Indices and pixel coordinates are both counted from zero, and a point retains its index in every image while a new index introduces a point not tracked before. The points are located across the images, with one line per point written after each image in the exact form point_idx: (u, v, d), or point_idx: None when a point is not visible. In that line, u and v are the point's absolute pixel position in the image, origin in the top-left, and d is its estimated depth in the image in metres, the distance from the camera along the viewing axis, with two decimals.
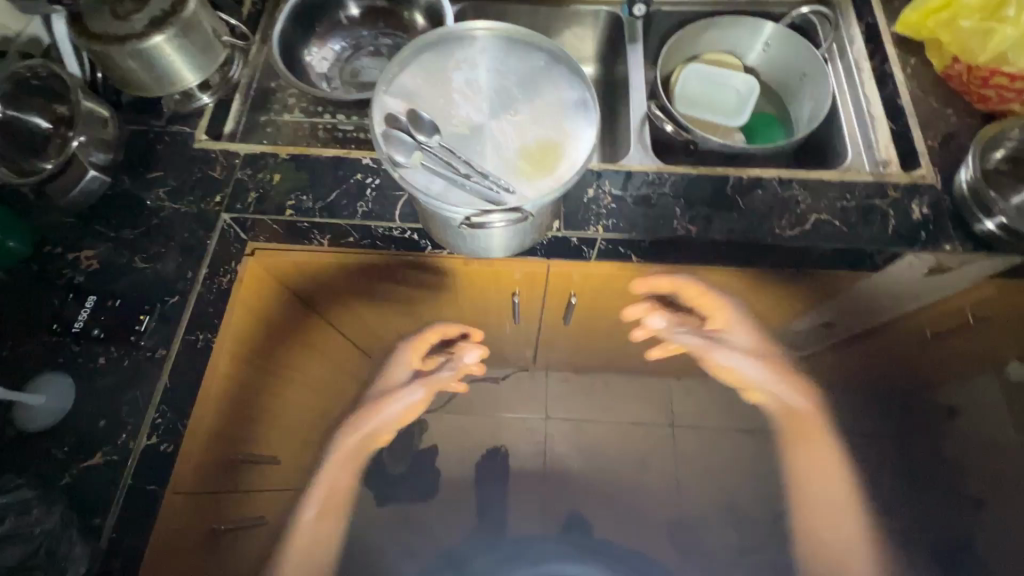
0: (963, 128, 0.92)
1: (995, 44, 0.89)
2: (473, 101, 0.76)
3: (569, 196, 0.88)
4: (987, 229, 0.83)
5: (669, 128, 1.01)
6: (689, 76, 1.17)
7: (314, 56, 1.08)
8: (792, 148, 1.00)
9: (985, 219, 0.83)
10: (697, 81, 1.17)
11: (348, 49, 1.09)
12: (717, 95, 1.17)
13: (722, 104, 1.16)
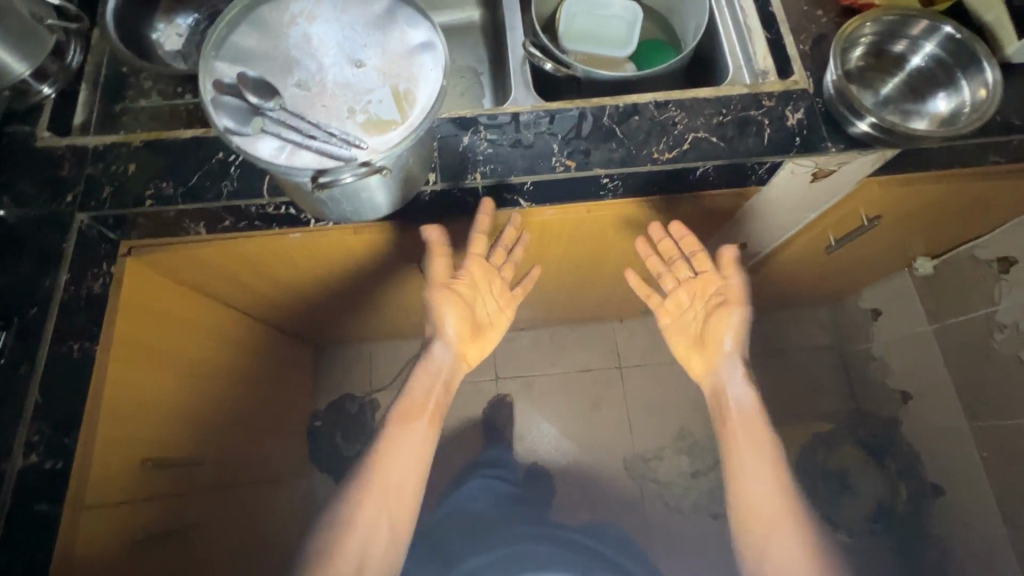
0: (833, 29, 0.92)
1: None
2: (313, 58, 0.72)
3: (444, 148, 0.85)
4: (861, 130, 0.82)
5: (549, 67, 0.95)
6: (570, 8, 1.13)
7: (165, 33, 0.97)
8: (678, 67, 0.97)
9: (856, 120, 0.82)
10: (578, 13, 1.13)
11: (203, 21, 0.98)
12: (602, 25, 1.13)
13: (609, 35, 1.13)
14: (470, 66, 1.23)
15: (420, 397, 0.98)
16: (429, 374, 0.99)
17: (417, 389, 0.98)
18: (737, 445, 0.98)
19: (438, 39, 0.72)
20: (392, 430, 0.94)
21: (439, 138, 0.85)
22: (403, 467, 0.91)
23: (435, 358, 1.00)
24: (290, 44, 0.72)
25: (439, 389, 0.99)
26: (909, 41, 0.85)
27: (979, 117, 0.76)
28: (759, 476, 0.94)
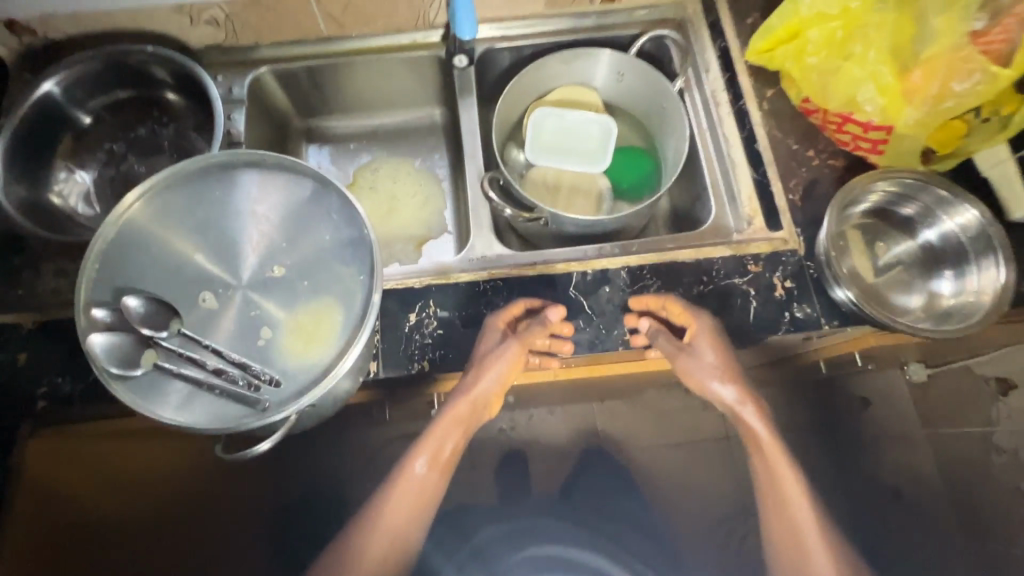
0: (826, 176, 0.82)
1: (842, 76, 0.73)
2: (219, 260, 0.61)
3: (387, 329, 0.74)
4: (841, 299, 0.73)
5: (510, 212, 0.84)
6: (541, 121, 1.02)
7: (63, 190, 0.85)
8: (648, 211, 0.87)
9: (837, 286, 0.73)
10: (550, 125, 1.02)
11: (110, 167, 0.88)
12: (572, 144, 1.02)
13: (579, 157, 1.02)
14: (429, 172, 1.12)
15: (437, 429, 0.80)
16: (451, 419, 0.80)
17: (438, 430, 0.80)
18: (775, 467, 0.79)
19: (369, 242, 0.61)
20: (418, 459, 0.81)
21: (382, 314, 0.75)
22: (415, 485, 0.80)
23: (456, 404, 0.80)
24: (192, 243, 0.61)
25: (456, 426, 0.81)
26: (920, 205, 0.77)
27: (964, 326, 0.69)
28: (804, 514, 0.78)
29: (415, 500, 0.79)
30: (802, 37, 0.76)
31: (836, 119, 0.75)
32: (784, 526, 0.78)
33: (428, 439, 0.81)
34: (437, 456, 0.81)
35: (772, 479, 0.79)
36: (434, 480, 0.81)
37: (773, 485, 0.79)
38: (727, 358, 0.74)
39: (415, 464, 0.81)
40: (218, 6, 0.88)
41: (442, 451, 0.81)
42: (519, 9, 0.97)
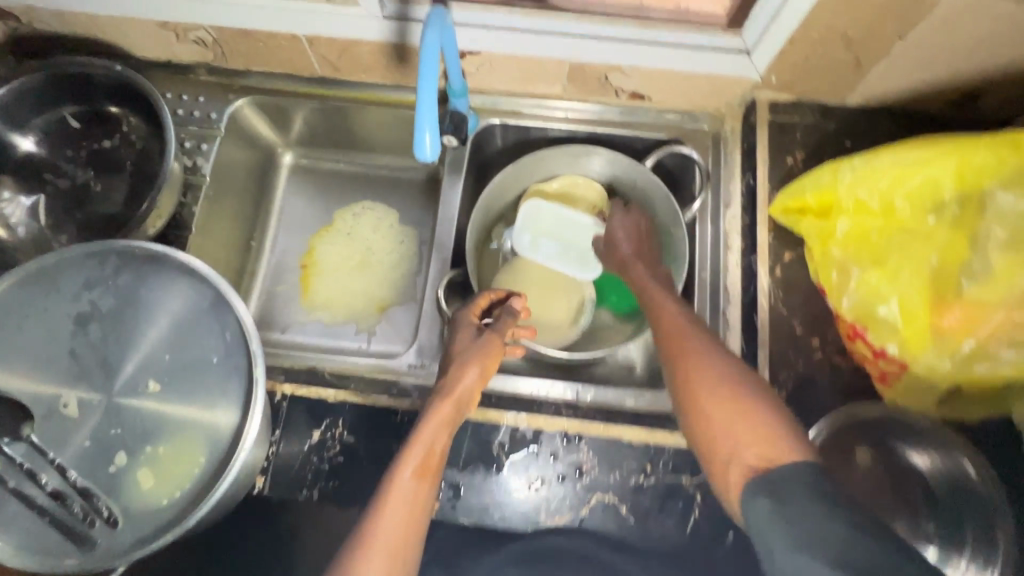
0: (823, 375, 0.70)
1: (865, 284, 0.60)
2: (91, 362, 0.55)
3: (287, 442, 0.68)
4: None
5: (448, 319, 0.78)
6: (543, 209, 0.90)
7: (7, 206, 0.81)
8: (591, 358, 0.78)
9: None
10: (551, 216, 0.90)
11: (64, 184, 0.83)
12: (568, 244, 0.90)
13: (569, 260, 0.90)
14: (411, 231, 1.04)
15: (420, 435, 0.60)
16: (433, 424, 0.61)
17: (425, 431, 0.60)
18: (695, 393, 0.55)
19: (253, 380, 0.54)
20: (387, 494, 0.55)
21: (282, 424, 0.69)
22: (400, 506, 0.54)
23: (438, 407, 0.62)
24: (67, 338, 0.55)
25: (440, 433, 0.60)
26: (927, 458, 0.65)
27: None
28: (753, 416, 0.50)
29: (398, 537, 0.52)
30: (833, 222, 0.63)
31: (846, 329, 0.62)
32: (728, 436, 0.51)
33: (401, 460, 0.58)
34: (423, 467, 0.58)
35: (686, 382, 0.57)
36: (415, 502, 0.55)
37: (717, 413, 0.52)
38: (642, 248, 0.82)
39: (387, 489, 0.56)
40: (206, 30, 0.81)
41: (428, 456, 0.58)
42: (533, 88, 0.86)
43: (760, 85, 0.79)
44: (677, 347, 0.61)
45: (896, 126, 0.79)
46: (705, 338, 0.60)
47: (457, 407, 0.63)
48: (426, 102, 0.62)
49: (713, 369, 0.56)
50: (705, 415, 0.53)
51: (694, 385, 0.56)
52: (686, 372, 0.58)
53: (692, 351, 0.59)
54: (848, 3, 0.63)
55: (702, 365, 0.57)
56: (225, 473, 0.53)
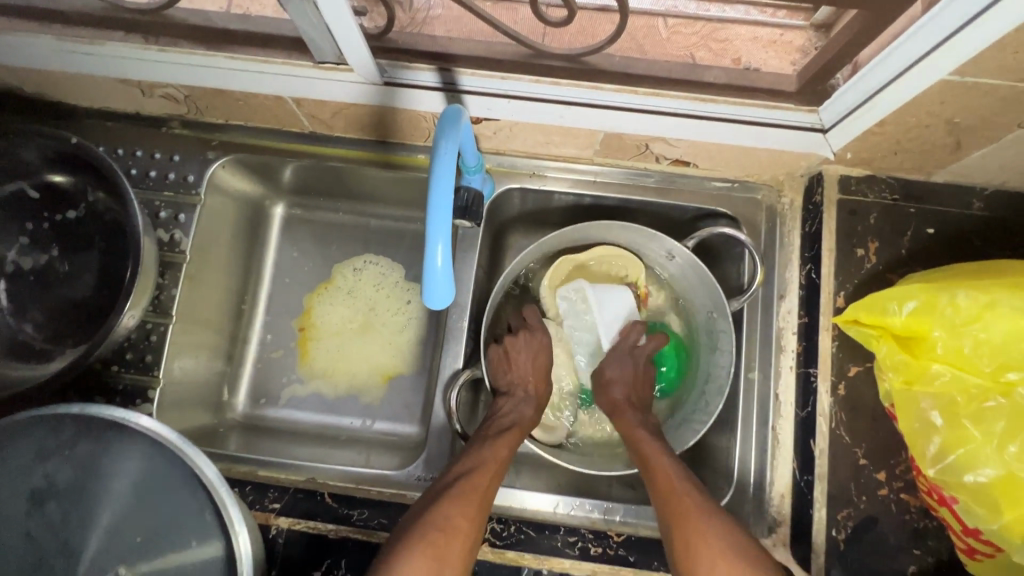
0: (889, 516, 0.61)
1: (960, 449, 0.50)
2: (50, 547, 0.47)
3: None
4: None
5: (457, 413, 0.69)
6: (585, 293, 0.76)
7: None
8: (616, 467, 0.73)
9: None
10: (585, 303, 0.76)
11: (26, 264, 0.73)
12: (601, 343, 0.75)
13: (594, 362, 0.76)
14: (415, 288, 0.94)
15: (474, 475, 0.60)
16: (490, 469, 0.61)
17: (496, 445, 0.63)
18: (701, 558, 0.54)
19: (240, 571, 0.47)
20: (455, 491, 0.59)
21: (278, 564, 0.62)
22: (449, 547, 0.55)
23: (497, 448, 0.63)
24: (22, 519, 0.47)
25: (495, 480, 0.61)
26: None
27: None
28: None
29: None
30: (922, 363, 0.53)
31: (929, 491, 0.54)
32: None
33: (456, 498, 0.58)
34: (478, 509, 0.58)
35: (685, 552, 0.55)
36: (463, 542, 0.56)
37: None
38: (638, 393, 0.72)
39: (443, 525, 0.56)
40: (175, 88, 0.69)
41: (480, 495, 0.59)
42: (559, 151, 0.73)
43: (831, 160, 0.66)
44: (669, 491, 0.59)
45: (992, 210, 0.66)
46: (697, 491, 0.59)
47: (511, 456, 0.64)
48: (439, 211, 0.49)
49: (713, 529, 0.55)
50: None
51: (695, 543, 0.55)
52: (688, 530, 0.56)
53: (691, 514, 0.57)
54: (964, 93, 0.50)
55: (699, 520, 0.56)
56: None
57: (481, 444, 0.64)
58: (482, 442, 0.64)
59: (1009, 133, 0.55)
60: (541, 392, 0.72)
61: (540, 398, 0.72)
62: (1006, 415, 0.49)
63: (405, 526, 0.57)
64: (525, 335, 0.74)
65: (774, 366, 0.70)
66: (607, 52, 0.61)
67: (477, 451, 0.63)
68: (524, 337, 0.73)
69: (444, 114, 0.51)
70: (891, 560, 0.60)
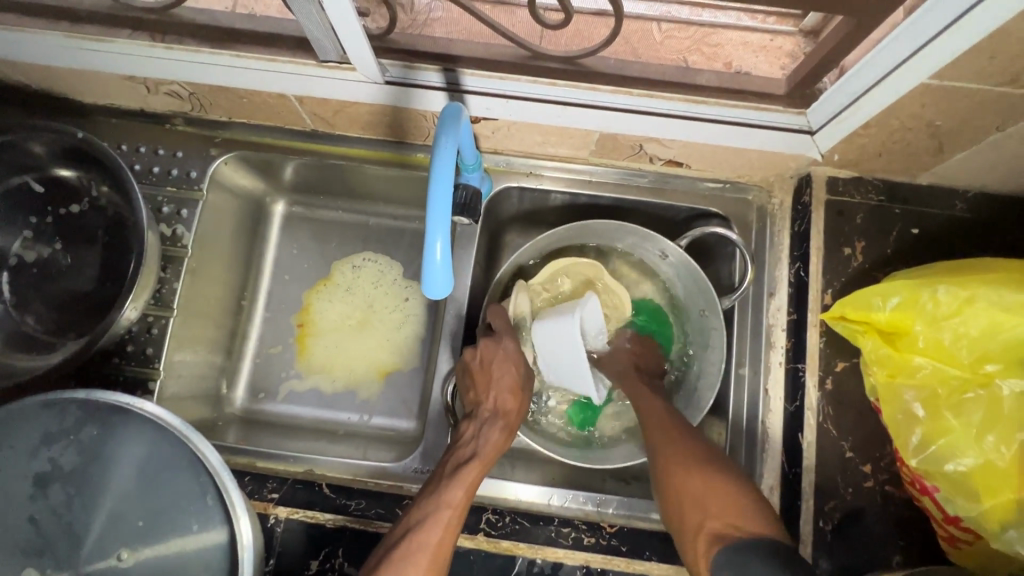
0: (875, 507, 0.63)
1: (940, 440, 0.52)
2: (54, 531, 0.48)
3: (282, 572, 0.62)
4: None
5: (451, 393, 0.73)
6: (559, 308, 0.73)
7: None
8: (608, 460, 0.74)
9: None
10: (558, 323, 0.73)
11: (29, 257, 0.74)
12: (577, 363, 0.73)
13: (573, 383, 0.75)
14: (413, 285, 0.96)
15: (423, 530, 0.56)
16: (443, 517, 0.57)
17: (450, 491, 0.59)
18: (678, 458, 0.61)
19: (240, 557, 0.48)
20: (402, 552, 0.55)
21: (277, 553, 0.63)
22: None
23: (452, 491, 0.59)
24: (25, 503, 0.48)
25: (450, 528, 0.57)
26: None
27: None
28: (719, 492, 0.57)
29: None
30: (905, 356, 0.54)
31: (912, 481, 0.55)
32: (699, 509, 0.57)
33: (403, 560, 0.54)
34: (429, 570, 0.54)
35: (664, 466, 0.61)
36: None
37: (688, 484, 0.59)
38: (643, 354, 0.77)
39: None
40: (180, 85, 0.71)
41: (431, 553, 0.55)
42: (556, 151, 0.75)
43: (819, 162, 0.68)
44: (655, 414, 0.68)
45: (974, 211, 0.68)
46: (680, 419, 0.66)
47: (468, 495, 0.59)
48: (438, 206, 0.50)
49: (690, 442, 0.63)
50: (673, 489, 0.59)
51: (669, 452, 0.62)
52: (665, 443, 0.63)
53: (674, 428, 0.65)
54: (944, 96, 0.52)
55: (677, 434, 0.64)
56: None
57: (435, 489, 0.60)
58: (436, 487, 0.60)
59: (988, 137, 0.57)
60: (510, 412, 0.68)
61: (507, 418, 0.67)
62: (984, 405, 0.51)
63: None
64: (493, 347, 0.69)
65: (764, 361, 0.71)
66: (603, 56, 0.63)
67: (430, 499, 0.59)
68: (494, 345, 0.69)
69: (445, 109, 0.53)
70: (877, 551, 0.62)
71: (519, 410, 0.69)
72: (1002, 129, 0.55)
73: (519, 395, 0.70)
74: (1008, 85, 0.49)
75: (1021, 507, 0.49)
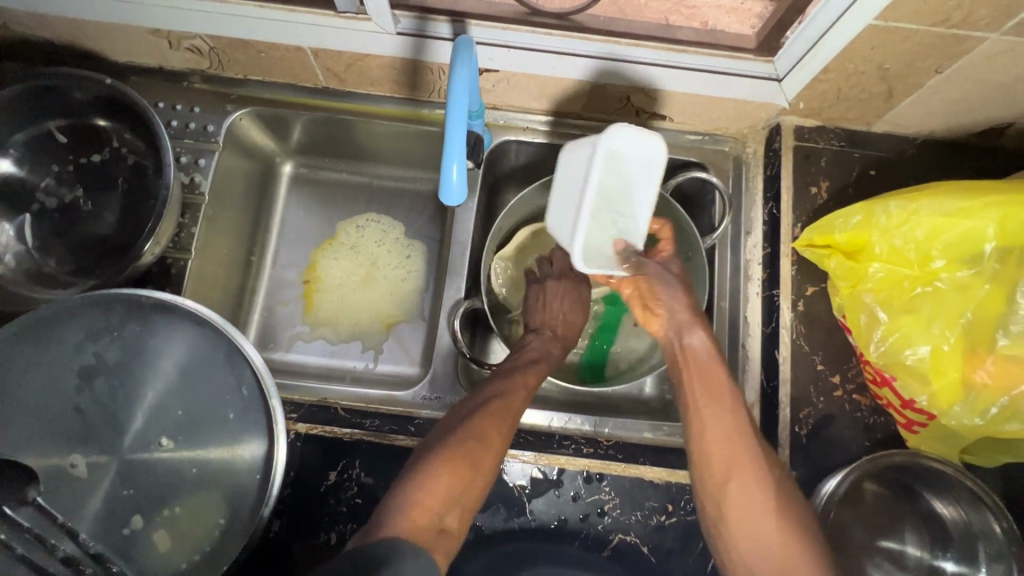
0: (844, 414, 0.69)
1: (895, 332, 0.59)
2: (98, 419, 0.52)
3: (301, 483, 0.66)
4: None
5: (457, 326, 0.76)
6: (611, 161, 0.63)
7: None
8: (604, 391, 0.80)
9: None
10: (609, 166, 0.63)
11: (49, 202, 0.77)
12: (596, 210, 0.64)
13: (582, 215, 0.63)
14: (415, 242, 1.00)
15: (509, 395, 0.64)
16: (524, 393, 0.66)
17: (525, 376, 0.68)
18: (735, 464, 0.56)
19: (275, 440, 0.53)
20: (489, 406, 0.62)
21: (296, 465, 0.67)
22: (486, 455, 0.58)
23: (527, 376, 0.68)
24: (71, 395, 0.52)
25: (526, 401, 0.66)
26: (957, 509, 0.62)
27: None
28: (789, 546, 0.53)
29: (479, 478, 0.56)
30: (864, 264, 0.62)
31: (875, 375, 0.62)
32: (754, 556, 0.54)
33: (492, 412, 0.61)
34: (511, 424, 0.62)
35: (725, 505, 0.56)
36: (499, 451, 0.59)
37: (752, 531, 0.55)
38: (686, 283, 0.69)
39: (482, 434, 0.59)
40: (202, 39, 0.76)
41: (513, 413, 0.63)
42: (551, 105, 0.82)
43: (787, 110, 0.76)
44: (723, 444, 0.57)
45: (921, 155, 0.77)
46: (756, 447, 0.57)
47: (538, 381, 0.69)
48: (455, 125, 0.56)
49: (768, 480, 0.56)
50: (731, 529, 0.56)
51: (737, 492, 0.56)
52: (734, 479, 0.56)
53: (740, 445, 0.57)
54: (888, 38, 0.60)
55: (750, 466, 0.56)
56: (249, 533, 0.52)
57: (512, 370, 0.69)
58: (512, 369, 0.69)
59: (929, 80, 0.66)
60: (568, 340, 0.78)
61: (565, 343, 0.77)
62: (931, 299, 0.58)
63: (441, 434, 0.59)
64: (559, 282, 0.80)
65: (743, 292, 0.78)
66: (591, 14, 0.71)
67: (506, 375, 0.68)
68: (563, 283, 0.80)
69: (456, 42, 0.59)
70: (846, 451, 0.68)
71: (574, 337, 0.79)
72: (940, 70, 0.64)
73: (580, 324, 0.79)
74: (941, 25, 0.57)
75: (963, 384, 0.57)
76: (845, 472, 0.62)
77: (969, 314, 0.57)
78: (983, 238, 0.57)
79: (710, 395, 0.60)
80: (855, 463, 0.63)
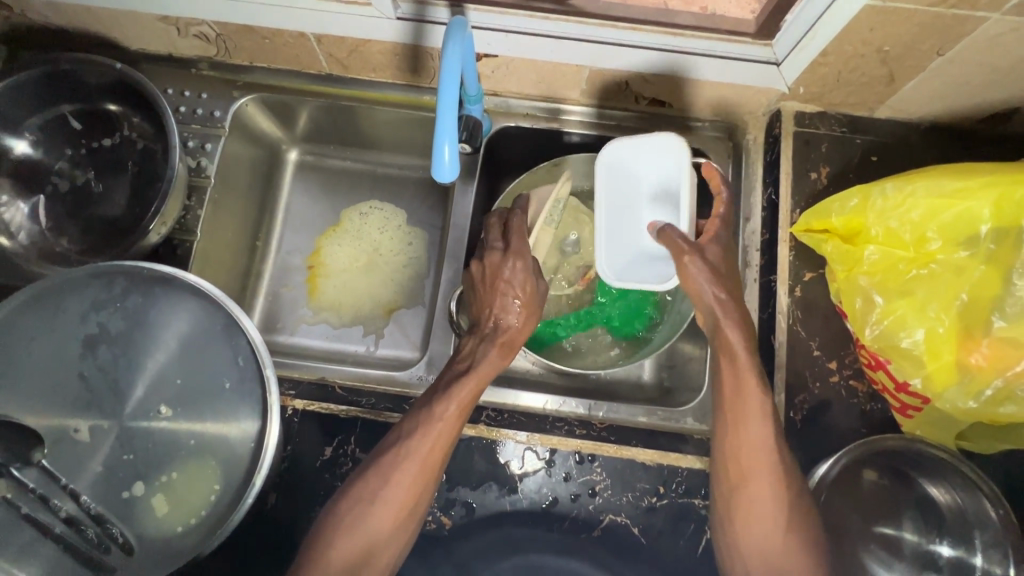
0: (840, 400, 0.69)
1: (891, 315, 0.58)
2: (101, 388, 0.54)
3: (300, 458, 0.68)
4: None
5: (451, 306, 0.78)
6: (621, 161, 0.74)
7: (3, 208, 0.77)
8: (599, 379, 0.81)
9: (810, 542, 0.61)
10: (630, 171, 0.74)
11: (61, 183, 0.80)
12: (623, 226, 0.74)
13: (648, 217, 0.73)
14: (415, 228, 1.01)
15: (415, 442, 0.61)
16: (431, 434, 0.61)
17: (439, 411, 0.62)
18: (751, 484, 0.59)
19: (268, 413, 0.55)
20: (387, 460, 0.61)
21: (293, 441, 0.68)
22: (384, 518, 0.59)
23: (444, 406, 0.62)
24: (76, 362, 0.54)
25: (437, 444, 0.61)
26: (948, 492, 0.61)
27: None
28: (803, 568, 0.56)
29: (375, 546, 0.59)
30: (860, 247, 0.61)
31: (869, 358, 0.61)
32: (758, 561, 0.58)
33: (394, 468, 0.60)
34: (417, 477, 0.60)
35: (738, 514, 0.59)
36: (402, 510, 0.60)
37: (768, 542, 0.58)
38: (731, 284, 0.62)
39: (378, 496, 0.59)
40: (209, 26, 0.78)
41: (428, 467, 0.60)
42: (551, 91, 0.83)
43: (787, 96, 0.76)
44: (751, 459, 0.59)
45: (925, 141, 0.76)
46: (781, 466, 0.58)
47: (460, 416, 0.62)
48: (446, 108, 0.56)
49: (776, 497, 0.58)
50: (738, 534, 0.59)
51: (744, 501, 0.59)
52: (746, 491, 0.59)
53: (763, 476, 0.58)
54: (889, 19, 0.60)
55: (766, 482, 0.58)
56: (241, 501, 0.54)
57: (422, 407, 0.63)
58: (426, 404, 0.63)
59: (931, 63, 0.65)
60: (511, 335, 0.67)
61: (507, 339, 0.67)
62: (927, 283, 0.58)
63: (342, 495, 0.61)
64: (508, 259, 0.68)
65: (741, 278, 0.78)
66: None
67: (424, 413, 0.62)
68: (512, 261, 0.67)
69: (450, 23, 0.59)
70: (841, 438, 0.68)
71: (524, 330, 0.68)
72: (941, 53, 0.63)
73: (530, 303, 0.68)
74: (941, 5, 0.57)
75: (959, 367, 0.56)
76: (836, 457, 0.61)
77: (965, 296, 0.57)
78: (979, 219, 0.56)
79: (743, 417, 0.59)
80: (848, 450, 0.62)
